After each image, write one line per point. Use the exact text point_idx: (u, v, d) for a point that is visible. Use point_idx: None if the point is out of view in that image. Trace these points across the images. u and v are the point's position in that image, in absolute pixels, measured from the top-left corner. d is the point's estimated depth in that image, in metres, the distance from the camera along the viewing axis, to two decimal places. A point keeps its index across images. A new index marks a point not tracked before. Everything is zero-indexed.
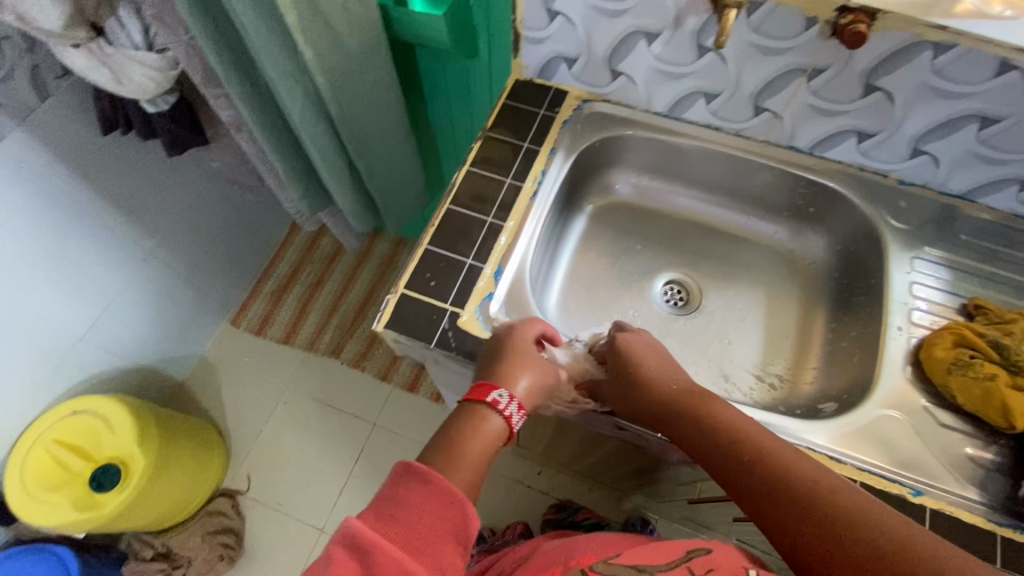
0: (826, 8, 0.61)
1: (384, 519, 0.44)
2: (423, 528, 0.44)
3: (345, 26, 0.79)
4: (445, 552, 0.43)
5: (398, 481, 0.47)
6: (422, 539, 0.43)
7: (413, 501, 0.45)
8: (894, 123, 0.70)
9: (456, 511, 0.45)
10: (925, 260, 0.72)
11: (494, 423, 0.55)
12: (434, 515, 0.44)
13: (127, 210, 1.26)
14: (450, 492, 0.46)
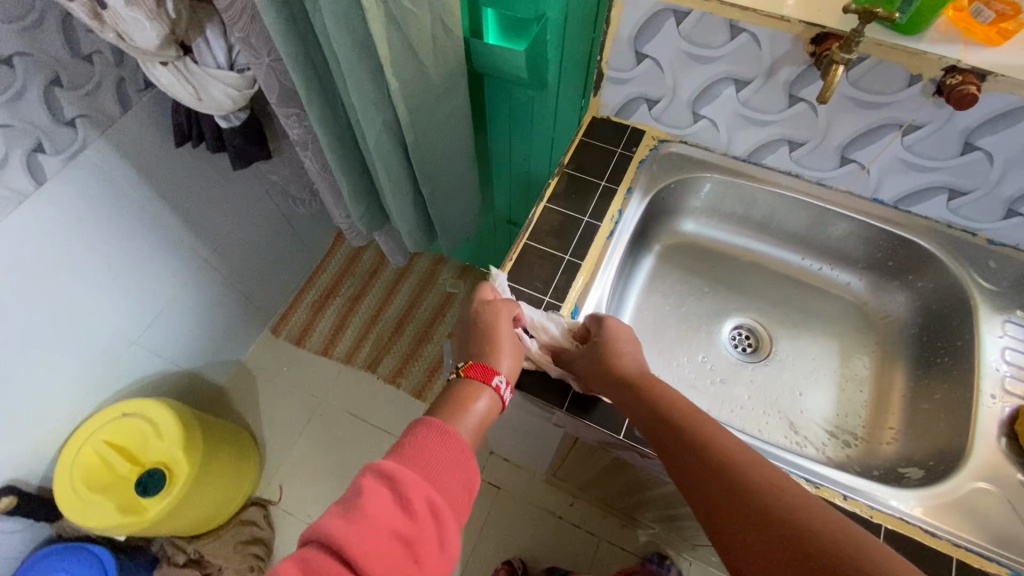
0: (932, 67, 0.60)
1: (406, 458, 0.49)
2: (441, 470, 0.49)
3: (432, 58, 0.80)
4: (458, 490, 0.49)
5: (416, 427, 0.52)
6: (440, 479, 0.49)
7: (431, 443, 0.50)
8: (990, 183, 0.68)
9: (466, 454, 0.52)
10: (1016, 322, 0.70)
11: (487, 396, 0.58)
12: (450, 459, 0.50)
13: (189, 220, 1.29)
14: (462, 442, 0.52)
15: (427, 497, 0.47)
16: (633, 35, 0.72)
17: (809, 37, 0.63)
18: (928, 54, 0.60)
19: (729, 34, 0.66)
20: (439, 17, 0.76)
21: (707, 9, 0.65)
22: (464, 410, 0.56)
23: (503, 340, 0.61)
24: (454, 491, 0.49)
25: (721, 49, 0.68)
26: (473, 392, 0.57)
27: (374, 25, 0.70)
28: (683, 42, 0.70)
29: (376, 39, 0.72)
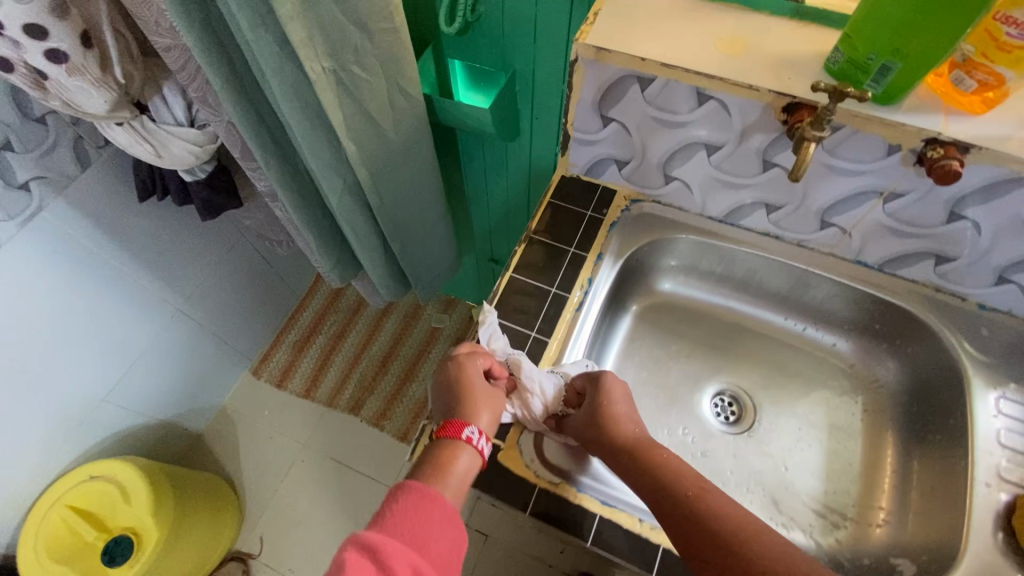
0: (912, 137, 0.56)
1: (390, 528, 0.48)
2: (430, 536, 0.48)
3: (390, 121, 0.77)
4: (446, 559, 0.48)
5: (398, 496, 0.51)
6: (428, 547, 0.48)
7: (416, 509, 0.50)
8: (978, 251, 0.64)
9: (453, 523, 0.50)
10: (1009, 400, 0.65)
11: (467, 455, 0.57)
12: (437, 524, 0.49)
13: (159, 271, 1.26)
14: (446, 506, 0.51)
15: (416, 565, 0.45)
16: (596, 99, 0.68)
17: (780, 106, 0.59)
18: (907, 125, 0.56)
19: (696, 101, 0.63)
20: (394, 82, 0.72)
21: (673, 76, 0.61)
22: (446, 471, 0.55)
23: (477, 388, 0.61)
24: (443, 561, 0.48)
25: (689, 115, 0.65)
26: (452, 450, 0.57)
27: (323, 94, 0.67)
28: (650, 107, 0.66)
29: (327, 107, 0.69)
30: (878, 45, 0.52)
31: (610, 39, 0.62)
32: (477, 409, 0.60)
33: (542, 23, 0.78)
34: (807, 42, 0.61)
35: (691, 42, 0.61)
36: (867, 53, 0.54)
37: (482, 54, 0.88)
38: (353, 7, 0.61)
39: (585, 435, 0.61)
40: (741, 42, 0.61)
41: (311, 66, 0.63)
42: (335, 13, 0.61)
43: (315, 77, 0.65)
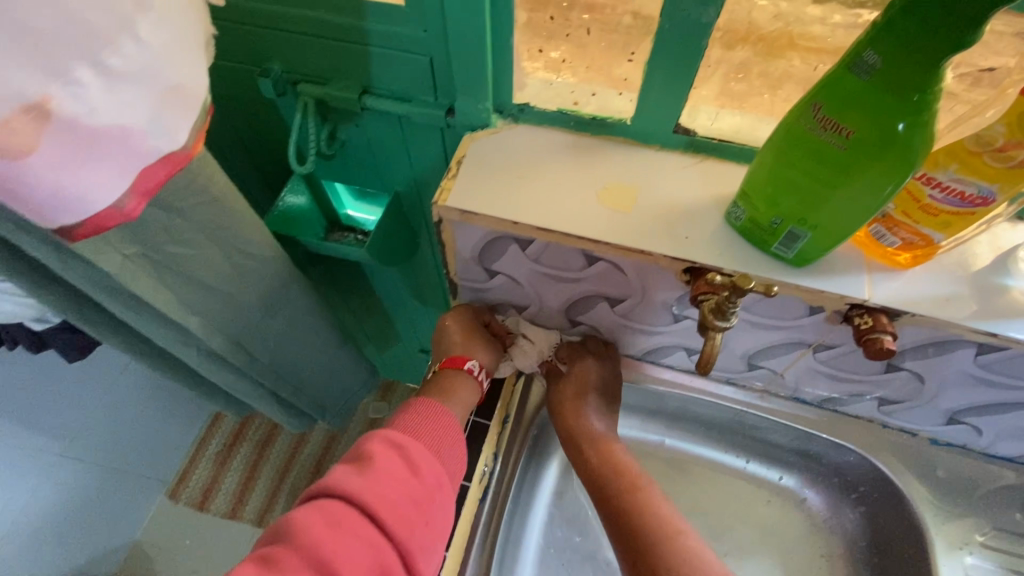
0: (835, 301, 0.47)
1: (410, 433, 0.52)
2: (442, 443, 0.53)
3: (240, 284, 0.64)
4: (455, 463, 0.53)
5: (412, 408, 0.55)
6: (441, 451, 0.52)
7: (429, 419, 0.54)
8: (924, 397, 0.56)
9: (459, 435, 0.55)
10: (976, 561, 0.58)
11: (466, 386, 0.62)
12: (449, 435, 0.54)
13: (30, 420, 1.07)
14: (452, 418, 0.56)
15: (433, 464, 0.50)
16: (475, 254, 0.58)
17: (680, 269, 0.49)
18: (827, 292, 0.46)
19: (585, 260, 0.53)
20: (232, 245, 0.59)
21: (552, 239, 0.51)
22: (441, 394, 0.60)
23: (472, 341, 0.64)
24: (452, 467, 0.53)
25: (581, 272, 0.55)
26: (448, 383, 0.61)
27: (133, 283, 0.54)
28: (536, 263, 0.56)
29: (143, 294, 0.55)
30: (782, 210, 0.43)
31: (477, 199, 0.52)
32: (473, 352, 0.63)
33: (414, 148, 0.67)
34: (704, 184, 0.53)
35: (569, 195, 0.52)
36: (770, 216, 0.45)
37: (356, 176, 0.75)
38: None
39: (560, 400, 0.64)
40: (629, 192, 0.52)
41: (105, 261, 0.50)
42: None
43: (114, 268, 0.51)
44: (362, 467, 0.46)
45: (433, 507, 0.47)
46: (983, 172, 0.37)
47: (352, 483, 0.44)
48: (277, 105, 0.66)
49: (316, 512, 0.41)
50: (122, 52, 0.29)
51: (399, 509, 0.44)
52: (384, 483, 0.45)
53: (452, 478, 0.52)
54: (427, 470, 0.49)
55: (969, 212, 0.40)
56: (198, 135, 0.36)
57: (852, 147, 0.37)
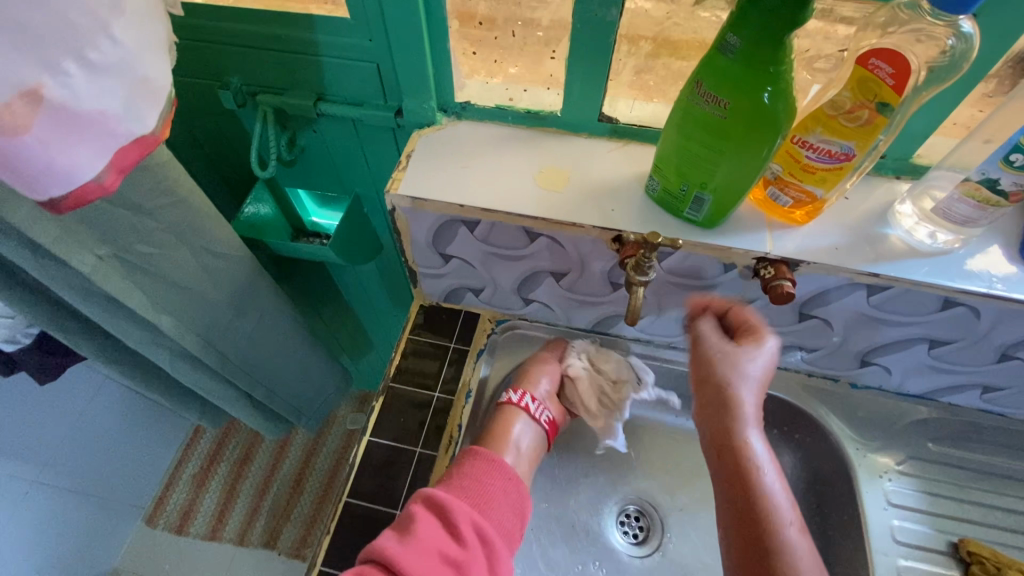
0: (742, 256, 0.54)
1: (465, 488, 0.56)
2: (490, 500, 0.56)
3: (210, 284, 0.68)
4: (503, 519, 0.56)
5: (466, 461, 0.59)
6: (488, 506, 0.56)
7: (478, 475, 0.58)
8: (835, 342, 0.63)
9: (512, 487, 0.59)
10: (896, 486, 0.65)
11: (514, 415, 0.67)
12: (500, 492, 0.57)
13: (2, 447, 1.07)
14: (508, 470, 0.59)
15: (475, 523, 0.53)
16: (429, 240, 0.63)
17: (608, 238, 0.55)
18: (734, 248, 0.53)
19: (527, 238, 0.59)
20: (200, 246, 0.64)
21: (495, 219, 0.57)
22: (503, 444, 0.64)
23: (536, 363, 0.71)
24: (501, 522, 0.56)
25: (525, 249, 0.61)
26: (507, 419, 0.66)
27: (106, 284, 0.57)
28: (484, 244, 0.61)
29: (115, 294, 0.59)
30: (687, 178, 0.50)
31: (426, 187, 0.58)
32: (529, 381, 0.69)
33: (370, 150, 0.72)
34: (627, 164, 0.60)
35: (508, 180, 0.58)
36: (679, 183, 0.52)
37: (318, 181, 0.80)
38: (121, 193, 0.53)
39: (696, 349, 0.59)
40: (562, 175, 0.59)
41: (80, 261, 0.54)
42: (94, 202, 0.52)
43: (89, 269, 0.55)
44: (403, 529, 0.51)
45: (472, 568, 0.50)
46: (841, 132, 0.44)
47: (390, 544, 0.49)
48: (239, 116, 0.71)
49: (357, 574, 0.47)
50: (102, 49, 0.34)
51: (435, 575, 0.48)
52: (420, 545, 0.49)
53: (502, 533, 0.55)
54: (466, 527, 0.52)
55: (838, 168, 0.47)
56: (166, 123, 0.41)
57: (730, 116, 0.43)
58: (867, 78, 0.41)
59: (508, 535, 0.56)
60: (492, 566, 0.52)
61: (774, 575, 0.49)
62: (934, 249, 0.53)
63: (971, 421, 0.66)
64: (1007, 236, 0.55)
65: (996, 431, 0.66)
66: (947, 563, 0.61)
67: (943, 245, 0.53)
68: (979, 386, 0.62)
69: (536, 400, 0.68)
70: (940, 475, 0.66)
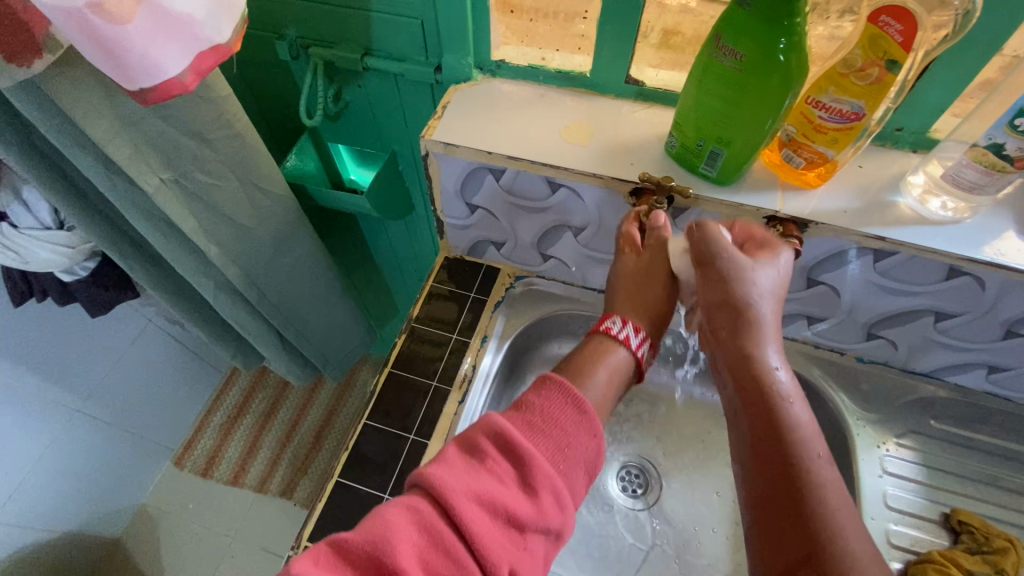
0: (754, 216, 0.56)
1: (534, 429, 0.42)
2: (568, 454, 0.42)
3: (255, 219, 0.74)
4: (579, 482, 0.43)
5: (543, 398, 0.45)
6: (568, 462, 0.42)
7: (558, 420, 0.43)
8: (842, 311, 0.64)
9: (591, 447, 0.44)
10: (893, 456, 0.66)
11: (617, 352, 0.52)
12: (578, 444, 0.43)
13: (52, 374, 1.17)
14: (595, 424, 0.45)
15: (553, 483, 0.40)
16: (457, 188, 0.67)
17: (626, 192, 0.59)
18: (746, 206, 0.56)
19: (549, 188, 0.63)
20: (249, 181, 0.70)
21: (520, 167, 0.61)
22: (585, 376, 0.49)
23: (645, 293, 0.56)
24: (573, 482, 0.42)
25: (546, 200, 0.65)
26: (600, 352, 0.52)
27: (165, 205, 0.63)
28: (508, 194, 0.66)
29: (173, 216, 0.65)
30: (704, 133, 0.53)
31: (458, 135, 0.62)
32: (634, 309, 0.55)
33: (410, 107, 0.77)
34: (649, 126, 0.63)
35: (536, 133, 0.62)
36: (696, 139, 0.54)
37: (359, 136, 0.86)
38: (185, 121, 0.59)
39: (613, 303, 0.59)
40: (586, 130, 0.63)
41: (144, 180, 0.60)
42: (162, 127, 0.58)
43: (152, 189, 0.61)
44: (467, 465, 0.39)
45: (534, 535, 0.38)
46: (853, 91, 0.48)
47: (451, 486, 0.37)
48: (292, 68, 0.77)
49: (406, 513, 0.36)
50: None
51: (492, 536, 0.36)
52: (485, 497, 0.37)
53: (571, 498, 0.42)
54: (542, 486, 0.39)
55: (850, 128, 0.50)
56: (238, 37, 0.47)
57: (746, 67, 0.47)
58: (877, 36, 0.45)
59: (575, 497, 0.43)
60: (559, 527, 0.40)
61: (779, 475, 0.43)
62: (942, 218, 0.55)
63: (975, 402, 0.67)
64: (1017, 212, 0.56)
65: (1001, 414, 0.66)
66: (937, 531, 0.62)
67: (951, 214, 0.55)
68: (985, 365, 0.63)
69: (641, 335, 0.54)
70: (940, 451, 0.67)
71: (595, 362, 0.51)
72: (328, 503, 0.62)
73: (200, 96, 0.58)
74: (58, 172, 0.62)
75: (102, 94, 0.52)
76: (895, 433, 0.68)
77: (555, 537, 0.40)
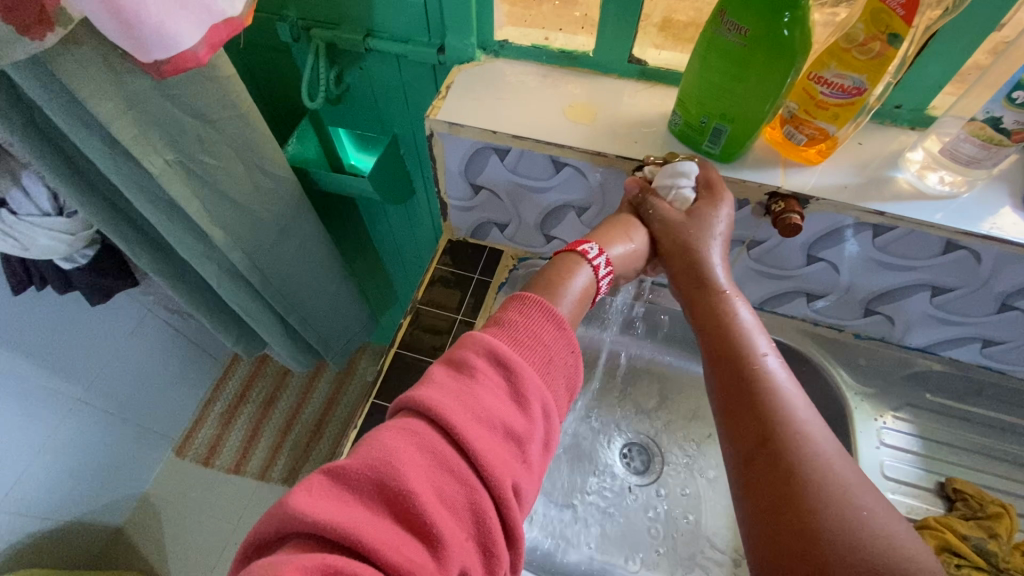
0: (757, 192, 0.57)
1: (518, 345, 0.43)
2: (552, 367, 0.43)
3: (258, 202, 0.74)
4: (562, 393, 0.44)
5: (523, 314, 0.45)
6: (552, 375, 0.43)
7: (540, 336, 0.44)
8: (841, 287, 0.66)
9: (571, 360, 0.45)
10: (890, 429, 0.68)
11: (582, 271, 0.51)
12: (559, 356, 0.44)
13: (52, 362, 1.16)
14: (571, 338, 0.45)
15: (542, 396, 0.41)
16: (462, 168, 0.68)
17: (630, 169, 0.60)
18: (749, 181, 0.57)
19: (553, 167, 0.63)
20: (252, 163, 0.70)
21: (525, 146, 0.61)
22: (558, 291, 0.50)
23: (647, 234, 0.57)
24: (558, 393, 0.43)
25: (550, 179, 0.65)
26: (568, 268, 0.51)
27: (170, 187, 0.63)
28: (513, 174, 0.66)
29: (178, 198, 0.65)
30: (708, 109, 0.54)
31: (463, 115, 0.62)
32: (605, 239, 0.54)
33: (411, 89, 0.77)
34: (652, 104, 0.64)
35: (540, 112, 0.63)
36: (699, 116, 0.55)
37: (360, 120, 0.86)
38: (189, 101, 0.59)
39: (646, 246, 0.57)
40: (590, 109, 0.63)
41: (149, 161, 0.60)
42: (168, 107, 0.58)
43: (157, 171, 0.61)
44: (459, 384, 0.39)
45: (533, 446, 0.39)
46: (855, 65, 0.48)
47: (446, 406, 0.37)
48: (293, 49, 0.76)
49: (405, 436, 0.36)
50: None
51: (496, 452, 0.37)
52: (484, 414, 0.38)
53: (555, 409, 0.43)
54: (533, 399, 0.40)
55: (851, 103, 0.51)
56: (250, 12, 0.52)
57: (750, 42, 0.47)
58: (879, 11, 0.46)
59: (560, 408, 0.44)
60: (549, 439, 0.42)
61: (780, 468, 0.39)
62: (940, 193, 0.56)
63: (968, 375, 0.68)
64: (1012, 186, 0.57)
65: (994, 386, 0.68)
66: (935, 500, 0.64)
67: (949, 188, 0.56)
68: (979, 339, 0.65)
69: (611, 267, 0.52)
70: (936, 424, 0.69)
71: (565, 274, 0.51)
72: None
73: (203, 75, 0.58)
74: (62, 154, 0.62)
75: (107, 73, 0.52)
76: (892, 406, 0.70)
77: (545, 447, 0.42)
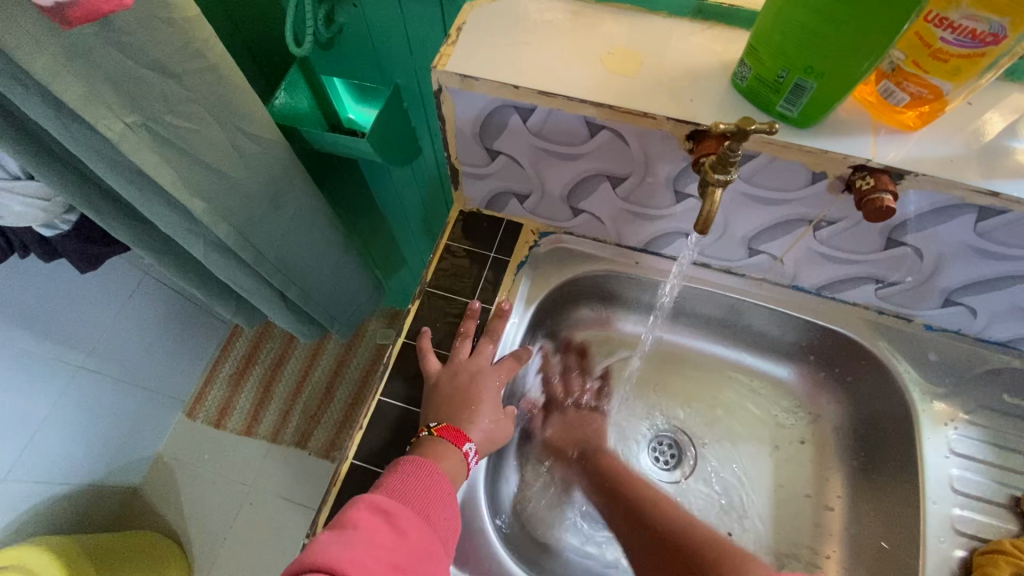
0: (837, 164, 0.47)
1: (397, 494, 0.47)
2: (435, 506, 0.47)
3: (241, 168, 0.64)
4: (450, 525, 0.48)
5: (397, 469, 0.49)
6: (434, 517, 0.47)
7: (420, 479, 0.48)
8: (922, 276, 0.56)
9: (452, 499, 0.49)
10: (961, 435, 0.60)
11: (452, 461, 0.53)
12: (442, 496, 0.48)
13: (49, 329, 1.12)
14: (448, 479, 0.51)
15: (424, 532, 0.45)
16: (476, 130, 0.57)
17: (682, 134, 0.49)
18: (829, 152, 0.46)
19: (587, 131, 0.53)
20: (231, 123, 0.60)
21: (553, 105, 0.51)
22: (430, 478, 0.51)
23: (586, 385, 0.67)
24: (444, 531, 0.47)
25: (582, 144, 0.54)
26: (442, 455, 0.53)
27: (134, 154, 0.54)
28: (538, 138, 0.55)
29: (145, 167, 0.56)
30: (788, 61, 0.43)
31: (479, 64, 0.51)
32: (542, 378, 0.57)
33: (415, 31, 0.65)
34: (709, 50, 0.52)
35: (571, 62, 0.51)
36: (775, 70, 0.44)
37: (355, 67, 0.74)
38: (145, 50, 0.49)
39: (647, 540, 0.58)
40: (633, 57, 0.52)
41: (105, 125, 0.50)
42: (120, 59, 0.48)
43: (116, 136, 0.52)
44: (339, 537, 0.41)
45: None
46: (996, 3, 0.37)
47: (332, 552, 0.39)
48: None
49: None
50: None
51: None
52: (365, 551, 0.40)
53: (444, 545, 0.46)
54: (416, 532, 0.44)
55: (979, 54, 0.39)
56: None
57: None
58: None
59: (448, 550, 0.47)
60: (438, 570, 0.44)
61: None
62: None
63: None
64: None
65: None
66: (1010, 517, 0.56)
67: None
68: None
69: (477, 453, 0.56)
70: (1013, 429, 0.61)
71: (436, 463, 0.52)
72: (341, 488, 0.57)
73: (158, 17, 0.47)
74: (5, 116, 0.53)
75: (37, 14, 0.42)
76: (965, 409, 0.61)
77: None
